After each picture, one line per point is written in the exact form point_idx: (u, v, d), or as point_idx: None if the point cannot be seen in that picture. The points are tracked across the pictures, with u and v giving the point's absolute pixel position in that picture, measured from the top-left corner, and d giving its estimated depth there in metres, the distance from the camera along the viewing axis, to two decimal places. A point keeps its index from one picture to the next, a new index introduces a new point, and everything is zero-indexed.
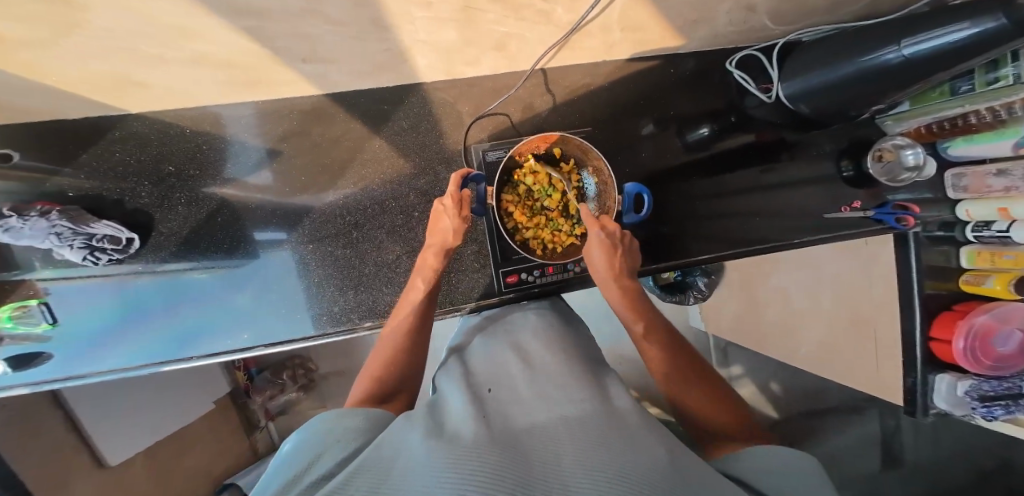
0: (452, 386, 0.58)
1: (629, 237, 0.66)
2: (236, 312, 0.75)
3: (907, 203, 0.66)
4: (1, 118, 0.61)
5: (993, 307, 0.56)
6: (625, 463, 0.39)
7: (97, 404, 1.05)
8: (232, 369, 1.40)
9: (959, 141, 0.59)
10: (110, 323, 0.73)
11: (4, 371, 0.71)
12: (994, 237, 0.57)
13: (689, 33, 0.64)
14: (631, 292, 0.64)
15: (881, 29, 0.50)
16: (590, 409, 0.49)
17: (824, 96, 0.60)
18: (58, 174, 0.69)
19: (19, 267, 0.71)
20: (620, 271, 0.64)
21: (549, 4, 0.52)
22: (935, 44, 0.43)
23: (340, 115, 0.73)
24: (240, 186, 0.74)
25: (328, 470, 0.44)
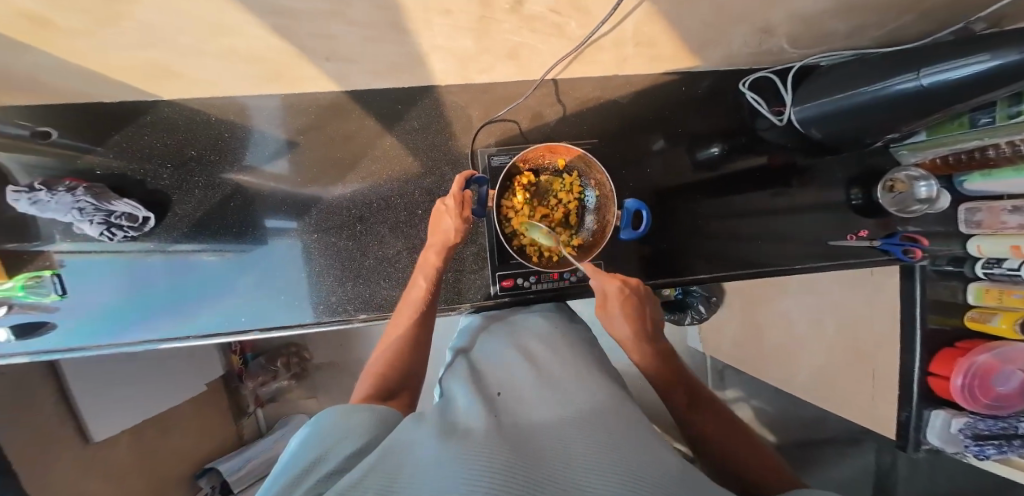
0: (460, 385, 0.55)
1: (649, 293, 0.64)
2: (234, 295, 0.70)
3: (917, 236, 0.69)
4: (44, 98, 0.60)
5: (997, 346, 0.58)
6: (639, 463, 0.36)
7: (96, 380, 0.92)
8: (228, 352, 1.26)
9: (975, 176, 0.61)
10: (116, 300, 0.69)
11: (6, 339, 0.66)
12: (1004, 274, 0.58)
13: (709, 42, 0.63)
14: (662, 354, 0.62)
15: (899, 57, 0.52)
16: (604, 411, 0.46)
17: (844, 120, 0.61)
18: (90, 152, 0.67)
19: (40, 238, 0.67)
20: (650, 333, 0.62)
21: (564, 18, 0.51)
22: (954, 77, 0.44)
23: (355, 112, 0.71)
24: (257, 174, 0.71)
25: (337, 465, 0.39)
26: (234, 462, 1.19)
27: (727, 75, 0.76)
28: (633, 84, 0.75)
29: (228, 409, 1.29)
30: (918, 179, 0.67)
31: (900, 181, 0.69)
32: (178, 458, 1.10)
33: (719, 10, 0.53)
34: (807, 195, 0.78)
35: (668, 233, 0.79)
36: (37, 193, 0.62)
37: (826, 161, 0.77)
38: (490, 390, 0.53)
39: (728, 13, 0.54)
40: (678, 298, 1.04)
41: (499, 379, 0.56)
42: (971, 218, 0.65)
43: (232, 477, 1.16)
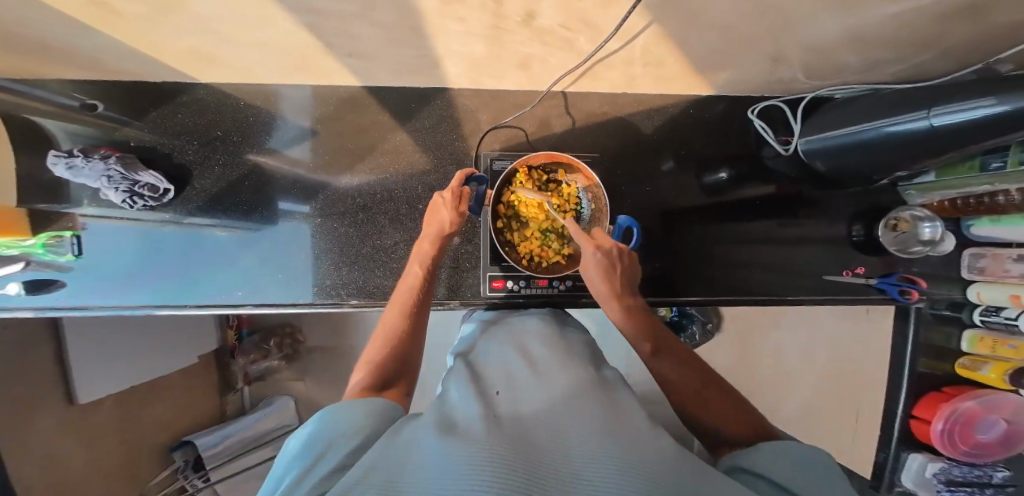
0: (457, 377, 0.53)
1: (627, 251, 0.62)
2: (236, 270, 0.73)
3: (913, 276, 0.71)
4: (92, 73, 0.65)
5: (982, 394, 0.64)
6: (644, 460, 0.34)
7: (99, 343, 0.93)
8: (225, 326, 1.30)
9: (983, 221, 0.63)
10: (130, 265, 0.72)
11: (15, 292, 0.68)
12: (1002, 323, 0.61)
13: (718, 67, 0.64)
14: (633, 311, 0.60)
15: (916, 93, 0.50)
16: (609, 409, 0.43)
17: (856, 153, 0.60)
18: (127, 125, 0.72)
19: (70, 201, 0.71)
20: (621, 291, 0.60)
21: (572, 33, 0.54)
22: (950, 121, 0.44)
23: (371, 107, 0.74)
24: (276, 157, 0.74)
25: (340, 461, 0.36)
26: (211, 438, 1.19)
27: (737, 102, 0.77)
28: (641, 103, 0.76)
29: (216, 382, 1.31)
30: (923, 219, 0.68)
31: (903, 221, 0.70)
32: (161, 428, 1.11)
33: (726, 37, 0.54)
34: (809, 227, 0.78)
35: (666, 253, 0.78)
36: (74, 159, 0.65)
37: (829, 195, 0.77)
38: (486, 381, 0.52)
39: (737, 40, 0.55)
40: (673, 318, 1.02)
41: (495, 370, 0.54)
42: (975, 263, 0.68)
43: (206, 452, 1.16)
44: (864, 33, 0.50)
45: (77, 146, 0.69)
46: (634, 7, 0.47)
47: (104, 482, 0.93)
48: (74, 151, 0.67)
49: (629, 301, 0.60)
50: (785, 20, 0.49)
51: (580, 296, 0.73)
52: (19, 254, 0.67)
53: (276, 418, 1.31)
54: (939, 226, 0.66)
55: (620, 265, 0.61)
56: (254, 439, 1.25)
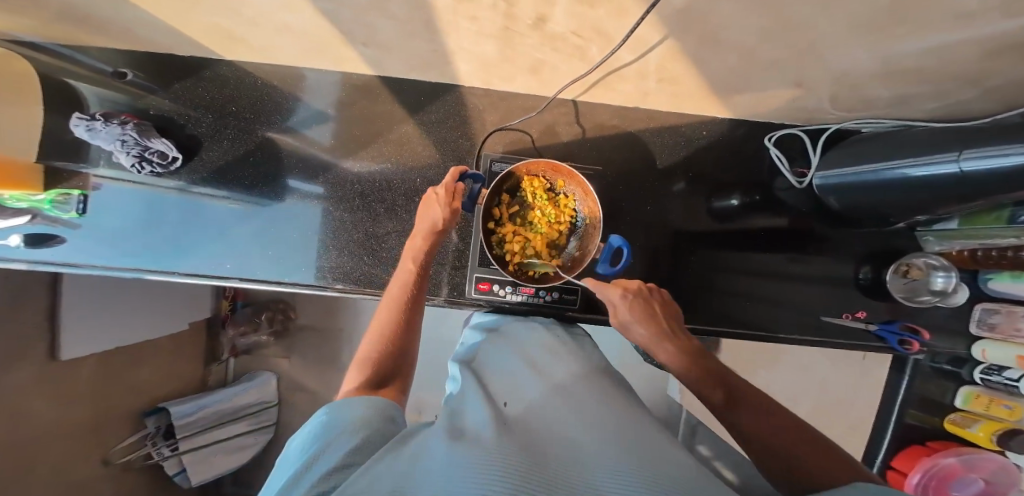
0: (468, 382, 0.51)
1: (656, 292, 0.62)
2: (226, 242, 0.74)
3: (918, 327, 0.69)
4: (124, 41, 0.68)
5: (966, 451, 0.62)
6: (657, 467, 0.31)
7: (91, 297, 0.97)
8: (221, 295, 1.33)
9: (1003, 276, 0.60)
10: (130, 229, 0.74)
11: (15, 244, 0.70)
12: (1002, 383, 0.60)
13: (735, 89, 0.62)
14: (683, 350, 0.56)
15: (950, 133, 0.44)
16: (626, 423, 0.40)
17: (878, 192, 0.54)
18: (153, 94, 0.75)
19: (86, 160, 0.73)
20: (666, 329, 0.57)
21: (584, 42, 0.53)
22: (941, 173, 0.43)
23: (382, 96, 0.74)
24: (299, 137, 0.75)
25: (339, 461, 0.35)
26: (184, 408, 1.17)
27: (755, 128, 0.75)
28: (653, 120, 0.75)
29: (201, 352, 1.32)
30: (937, 269, 0.66)
31: (916, 268, 0.67)
32: (141, 392, 1.12)
33: (747, 60, 0.52)
34: (815, 265, 0.75)
35: (664, 276, 0.76)
36: (94, 123, 0.66)
37: (842, 234, 0.74)
38: (494, 389, 0.49)
39: (758, 64, 0.53)
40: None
41: (503, 379, 0.51)
42: (987, 319, 0.66)
43: (178, 421, 1.14)
44: (895, 69, 0.47)
45: (102, 110, 0.71)
46: (645, 18, 0.46)
47: (76, 437, 0.95)
48: (95, 115, 0.68)
49: (679, 341, 0.57)
50: (812, 47, 0.46)
51: (566, 308, 0.72)
52: (26, 207, 0.69)
53: (255, 394, 1.31)
54: (953, 278, 0.64)
55: (657, 304, 0.60)
56: (230, 412, 1.26)
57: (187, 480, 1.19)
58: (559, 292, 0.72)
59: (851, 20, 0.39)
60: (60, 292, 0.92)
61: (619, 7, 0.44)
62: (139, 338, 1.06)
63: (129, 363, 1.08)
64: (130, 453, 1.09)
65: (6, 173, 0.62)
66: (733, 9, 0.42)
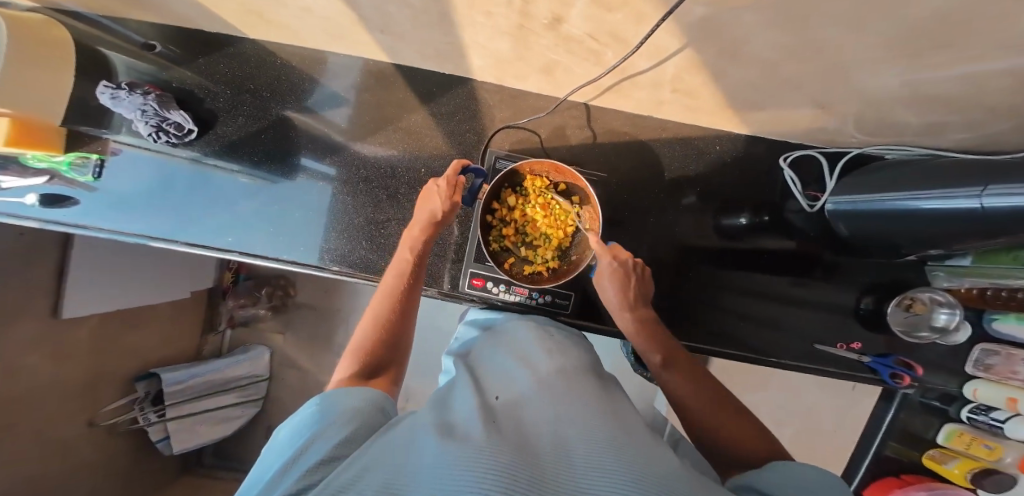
0: (461, 379, 0.50)
1: (640, 265, 0.61)
2: (230, 216, 0.75)
3: (911, 361, 0.69)
4: (156, 14, 0.70)
5: (937, 487, 0.69)
6: (645, 465, 0.30)
7: (99, 259, 1.00)
8: (224, 267, 1.38)
9: (1009, 317, 0.61)
10: (141, 195, 0.75)
11: (32, 203, 0.72)
12: (987, 423, 0.64)
13: (754, 104, 0.60)
14: (645, 323, 0.59)
15: (974, 166, 0.41)
16: (619, 421, 0.39)
17: (891, 223, 0.52)
18: (177, 66, 0.77)
19: (109, 127, 0.74)
20: (636, 303, 0.59)
21: (599, 45, 0.52)
22: (954, 208, 0.41)
23: (395, 83, 0.75)
24: (316, 118, 0.76)
25: (327, 454, 0.34)
26: (177, 375, 1.18)
27: (771, 146, 0.73)
28: (666, 130, 0.74)
29: (201, 319, 1.36)
30: (942, 305, 0.65)
31: (920, 302, 0.66)
32: (136, 356, 1.15)
33: (767, 76, 0.51)
34: (819, 292, 0.73)
35: (663, 289, 0.74)
36: (118, 91, 0.68)
37: (851, 262, 0.72)
38: (486, 384, 0.48)
39: (778, 81, 0.51)
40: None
41: (496, 374, 0.51)
42: (983, 359, 0.66)
43: (169, 388, 1.16)
44: (916, 97, 0.46)
45: (128, 79, 0.73)
46: (662, 26, 0.45)
47: (71, 393, 0.98)
48: (121, 85, 0.69)
49: (643, 314, 0.59)
50: (838, 67, 0.45)
51: (557, 311, 0.72)
52: (46, 168, 0.72)
53: (247, 366, 1.34)
54: (956, 315, 0.64)
55: (635, 276, 0.60)
56: (221, 383, 1.28)
57: (169, 446, 1.20)
58: (552, 295, 0.71)
59: (883, 42, 0.38)
60: (69, 252, 0.95)
61: (637, 12, 0.43)
62: (142, 303, 1.09)
63: (130, 326, 1.11)
64: (114, 417, 1.10)
65: (35, 135, 0.64)
66: (754, 21, 0.40)
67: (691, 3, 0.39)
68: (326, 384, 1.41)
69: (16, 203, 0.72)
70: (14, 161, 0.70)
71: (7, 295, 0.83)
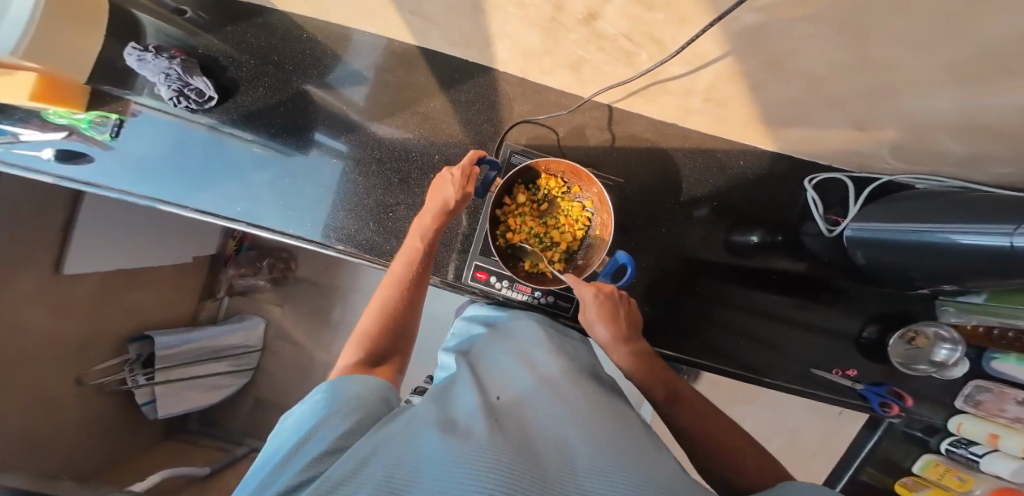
0: (463, 373, 0.49)
1: (626, 296, 0.59)
2: (246, 185, 0.74)
3: (901, 393, 0.68)
4: None
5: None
6: (648, 472, 0.30)
7: (106, 217, 1.00)
8: (229, 235, 1.39)
9: (1009, 357, 0.60)
10: (155, 157, 0.74)
11: (48, 157, 0.72)
12: (965, 456, 0.67)
13: (787, 120, 0.59)
14: (641, 357, 0.56)
15: (1009, 204, 0.40)
16: (622, 427, 0.38)
17: (913, 255, 0.50)
18: (205, 32, 0.76)
19: (131, 88, 0.74)
20: (628, 335, 0.56)
21: (634, 46, 0.51)
22: (985, 244, 0.39)
23: (418, 66, 0.74)
24: (334, 95, 0.76)
25: (331, 444, 0.33)
26: (170, 339, 1.18)
27: (795, 166, 0.71)
28: (690, 140, 0.72)
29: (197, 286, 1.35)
30: (944, 340, 0.64)
31: (924, 336, 0.65)
32: (134, 317, 1.15)
33: (810, 92, 0.49)
34: (825, 317, 0.71)
35: (666, 300, 0.73)
36: (144, 54, 0.67)
37: (861, 290, 0.70)
38: (486, 379, 0.48)
39: (821, 97, 0.49)
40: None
41: (496, 371, 0.50)
42: (975, 395, 0.67)
43: (162, 352, 1.16)
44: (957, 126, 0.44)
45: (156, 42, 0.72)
46: (708, 31, 0.43)
47: (67, 349, 0.98)
48: (149, 47, 0.69)
49: (637, 347, 0.56)
50: (890, 87, 0.43)
51: (557, 312, 0.70)
52: (66, 124, 0.72)
53: (241, 336, 1.35)
54: (958, 351, 0.63)
55: (623, 308, 0.58)
56: (214, 350, 1.28)
57: (152, 412, 1.18)
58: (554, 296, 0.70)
59: (950, 65, 0.36)
60: (79, 207, 0.95)
61: (681, 14, 0.42)
62: (143, 264, 1.09)
63: (130, 287, 1.11)
64: (104, 376, 1.08)
65: (59, 91, 0.65)
66: (807, 32, 0.39)
67: (742, 9, 0.38)
68: (319, 361, 1.43)
69: (31, 157, 0.71)
70: (36, 116, 0.71)
71: (12, 244, 0.82)
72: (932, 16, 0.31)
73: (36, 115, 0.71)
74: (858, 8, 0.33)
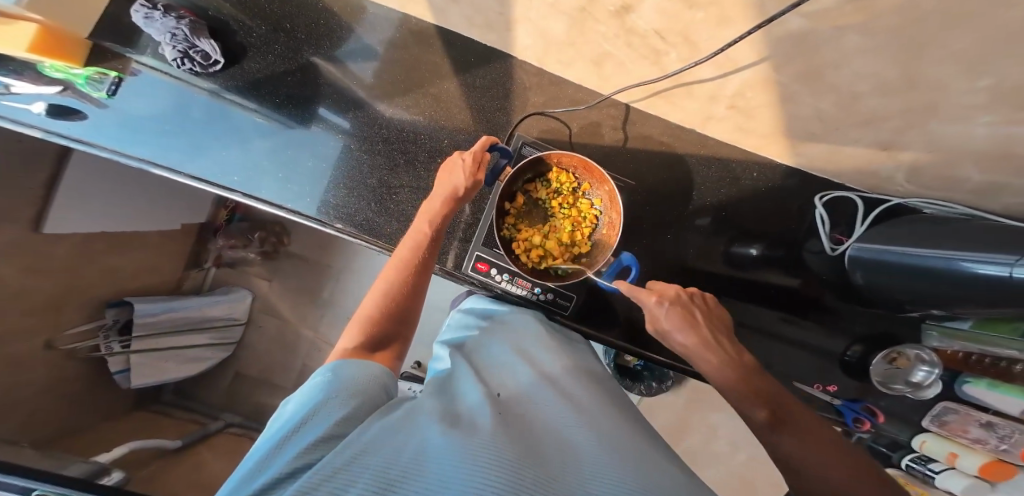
0: (466, 366, 0.48)
1: (697, 295, 0.53)
2: (248, 156, 0.71)
3: (875, 409, 0.69)
4: None
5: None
6: (652, 474, 0.29)
7: (92, 174, 0.96)
8: (220, 204, 1.35)
9: (980, 381, 0.60)
10: (151, 119, 0.71)
11: (38, 112, 0.67)
12: (922, 472, 0.67)
13: (809, 135, 0.59)
14: (729, 363, 0.47)
15: (1006, 236, 0.40)
16: (623, 428, 0.38)
17: (908, 279, 0.51)
18: None
19: (134, 46, 0.72)
20: (714, 341, 0.48)
21: (664, 45, 0.51)
22: (982, 271, 0.40)
23: (435, 46, 0.72)
24: (343, 68, 0.73)
25: (328, 430, 0.32)
26: (150, 307, 1.14)
27: (807, 181, 0.71)
28: (706, 147, 0.72)
29: (183, 255, 1.31)
30: (923, 362, 0.65)
31: (904, 358, 0.66)
32: (116, 281, 1.10)
33: (841, 106, 0.49)
34: (812, 335, 0.72)
35: None
36: (153, 12, 0.67)
37: (853, 311, 0.70)
38: (489, 373, 0.47)
39: (853, 113, 0.49)
40: (637, 367, 1.05)
41: (498, 364, 0.50)
42: (941, 416, 0.67)
43: (141, 320, 1.12)
44: (975, 149, 0.45)
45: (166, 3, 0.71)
46: (747, 36, 0.44)
47: (43, 308, 0.93)
48: (158, 6, 0.69)
49: (728, 354, 0.47)
50: (923, 108, 0.43)
51: (554, 310, 0.69)
52: (62, 79, 0.69)
53: (225, 308, 1.32)
54: (934, 374, 0.63)
55: (699, 310, 0.51)
56: (197, 321, 1.26)
57: (127, 379, 1.16)
58: (555, 293, 0.69)
59: (996, 88, 0.36)
60: (66, 161, 0.91)
61: (722, 15, 0.42)
62: (128, 226, 1.04)
63: (113, 249, 1.06)
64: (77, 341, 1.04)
65: (59, 43, 0.64)
66: (858, 44, 0.39)
67: (789, 14, 0.38)
68: (304, 338, 1.40)
69: (20, 109, 0.67)
70: (30, 68, 0.67)
71: None
72: (995, 33, 0.30)
73: (31, 68, 0.68)
74: (918, 20, 0.33)
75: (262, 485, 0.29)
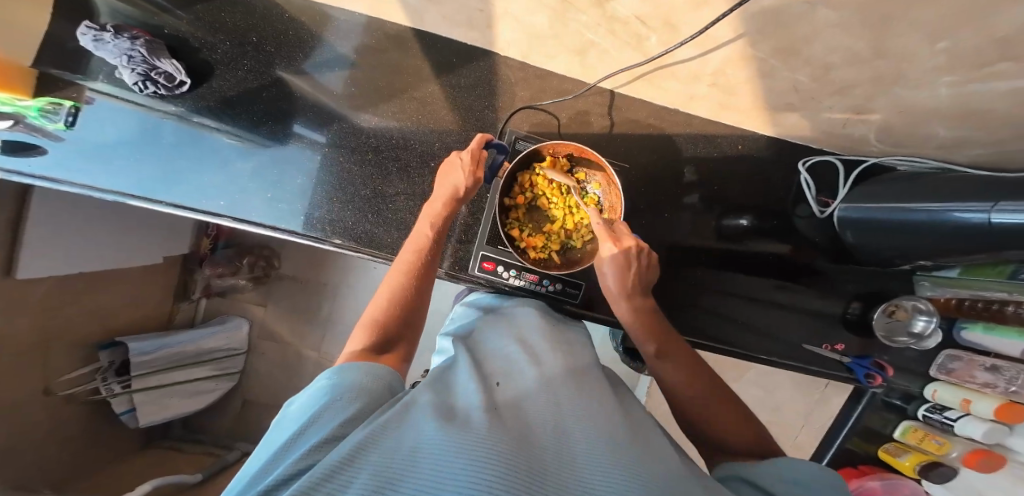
0: (461, 360, 0.48)
1: (650, 252, 0.56)
2: (231, 178, 0.68)
3: (882, 363, 0.72)
4: None
5: (888, 477, 0.80)
6: (647, 475, 0.30)
7: (59, 213, 0.90)
8: (202, 233, 1.30)
9: (976, 326, 0.65)
10: (119, 148, 0.67)
11: None
12: (940, 421, 0.72)
13: (789, 106, 0.60)
14: (642, 313, 0.55)
15: (978, 183, 0.43)
16: (618, 423, 0.38)
17: (896, 235, 0.53)
18: (169, 12, 0.69)
19: (84, 73, 0.68)
20: (632, 291, 0.55)
21: (646, 30, 0.51)
22: (964, 219, 0.42)
23: (414, 49, 0.71)
24: (311, 82, 0.71)
25: (332, 432, 0.32)
26: (143, 345, 1.10)
27: (791, 150, 0.73)
28: (692, 126, 0.73)
29: (172, 285, 1.29)
30: (920, 312, 0.68)
31: (903, 309, 0.69)
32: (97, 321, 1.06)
33: (817, 77, 0.50)
34: (805, 297, 0.74)
35: (661, 285, 0.74)
36: (103, 33, 0.63)
37: (841, 270, 0.73)
38: (488, 369, 0.47)
39: (827, 84, 0.51)
40: None
41: (497, 360, 0.50)
42: (946, 364, 0.71)
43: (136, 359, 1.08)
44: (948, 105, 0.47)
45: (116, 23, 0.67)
46: (725, 14, 0.44)
47: (25, 360, 0.88)
48: (108, 28, 0.64)
49: (641, 302, 0.56)
50: (895, 74, 0.45)
51: (563, 301, 0.69)
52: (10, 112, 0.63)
53: (222, 339, 1.28)
54: (933, 322, 0.67)
55: (641, 263, 0.55)
56: (192, 355, 1.21)
57: (134, 419, 1.12)
58: (563, 284, 0.69)
59: (955, 49, 0.38)
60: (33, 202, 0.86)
61: None
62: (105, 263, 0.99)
63: (92, 288, 1.01)
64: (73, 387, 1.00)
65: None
66: (828, 17, 0.40)
67: None
68: (306, 359, 1.37)
69: None
70: None
71: None
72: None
73: None
74: None
75: (266, 487, 0.28)
